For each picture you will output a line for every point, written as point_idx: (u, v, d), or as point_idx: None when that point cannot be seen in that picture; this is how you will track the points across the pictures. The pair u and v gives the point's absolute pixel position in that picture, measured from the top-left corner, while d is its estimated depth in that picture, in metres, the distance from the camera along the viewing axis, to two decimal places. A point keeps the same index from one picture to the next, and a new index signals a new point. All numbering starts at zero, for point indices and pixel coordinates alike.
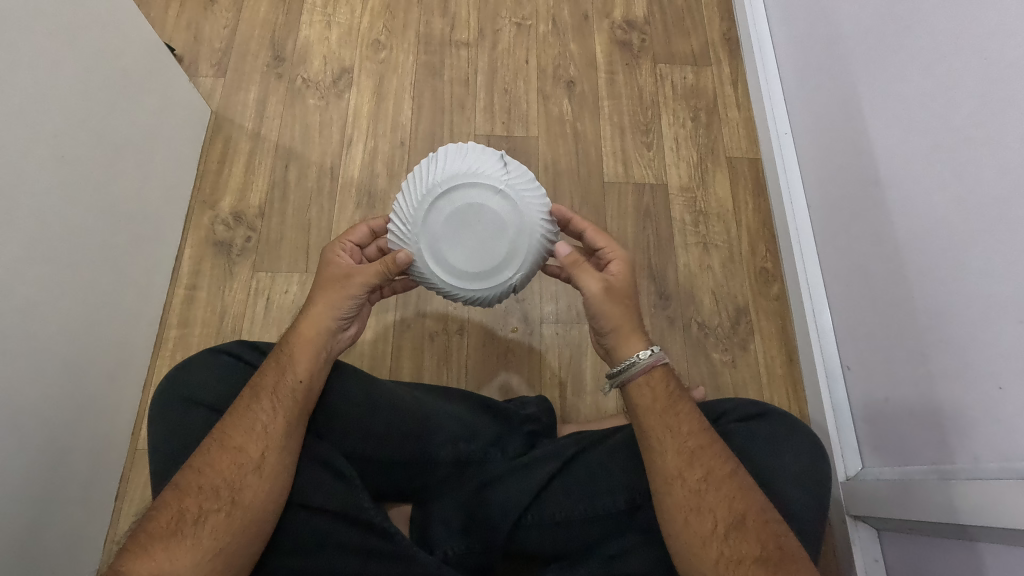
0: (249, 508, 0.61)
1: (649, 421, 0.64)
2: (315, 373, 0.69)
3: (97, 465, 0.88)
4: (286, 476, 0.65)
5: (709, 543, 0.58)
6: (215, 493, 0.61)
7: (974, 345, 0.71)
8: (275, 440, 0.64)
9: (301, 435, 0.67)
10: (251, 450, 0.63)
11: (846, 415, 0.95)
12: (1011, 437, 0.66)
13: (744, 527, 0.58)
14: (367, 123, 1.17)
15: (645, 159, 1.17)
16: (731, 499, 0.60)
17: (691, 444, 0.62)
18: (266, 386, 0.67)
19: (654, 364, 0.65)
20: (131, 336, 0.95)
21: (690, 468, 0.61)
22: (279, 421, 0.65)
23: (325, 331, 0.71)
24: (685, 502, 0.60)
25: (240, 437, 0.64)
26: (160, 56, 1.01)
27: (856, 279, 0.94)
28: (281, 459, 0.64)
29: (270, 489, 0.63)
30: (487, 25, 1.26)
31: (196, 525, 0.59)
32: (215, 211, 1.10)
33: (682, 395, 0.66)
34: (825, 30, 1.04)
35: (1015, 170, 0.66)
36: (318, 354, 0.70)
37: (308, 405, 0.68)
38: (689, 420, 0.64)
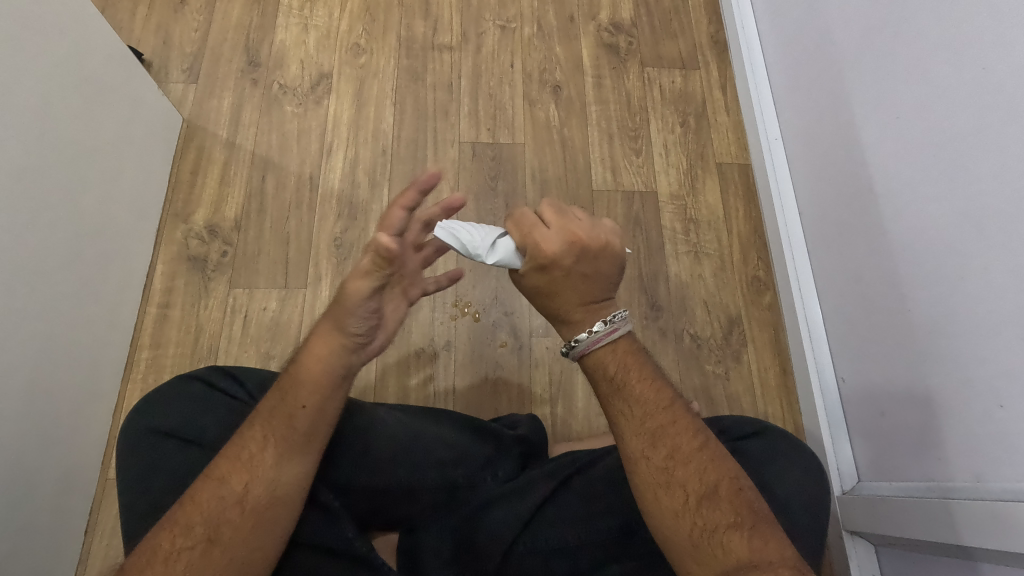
0: (229, 546, 0.54)
1: (604, 407, 0.58)
2: (315, 396, 0.60)
3: (64, 497, 0.83)
4: (274, 510, 0.57)
5: (682, 516, 0.52)
6: (192, 529, 0.54)
7: (976, 360, 0.69)
8: (263, 473, 0.57)
9: (296, 466, 0.59)
10: (234, 481, 0.57)
11: (841, 428, 0.94)
12: (1012, 458, 0.65)
13: (718, 496, 0.53)
14: (348, 130, 1.13)
15: (634, 166, 1.15)
16: (703, 471, 0.54)
17: (652, 422, 0.55)
18: (261, 413, 0.60)
19: (586, 350, 0.57)
20: (99, 358, 0.90)
21: (652, 447, 0.55)
22: (267, 450, 0.58)
23: (335, 351, 0.62)
24: (654, 478, 0.54)
25: (224, 468, 0.57)
26: (126, 63, 0.96)
27: (851, 288, 0.92)
28: (268, 493, 0.57)
29: (254, 527, 0.56)
30: (471, 28, 1.23)
31: (167, 564, 0.52)
32: (189, 224, 1.05)
33: (646, 371, 0.58)
34: (814, 35, 1.02)
35: (1016, 184, 0.64)
36: (325, 375, 0.61)
37: (305, 433, 0.60)
38: (647, 396, 0.56)
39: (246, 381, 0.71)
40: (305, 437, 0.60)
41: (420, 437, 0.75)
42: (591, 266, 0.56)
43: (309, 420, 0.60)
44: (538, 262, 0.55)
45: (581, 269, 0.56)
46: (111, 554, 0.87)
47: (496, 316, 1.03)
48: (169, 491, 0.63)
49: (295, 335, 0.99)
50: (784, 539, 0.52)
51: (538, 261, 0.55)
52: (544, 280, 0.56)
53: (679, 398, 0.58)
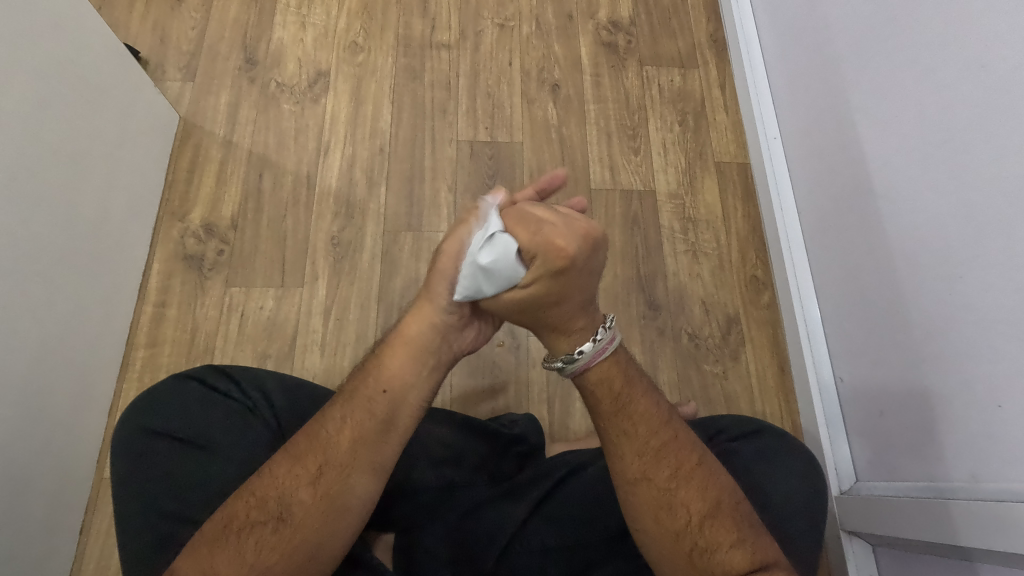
0: (298, 528, 0.53)
1: (604, 425, 0.57)
2: (400, 377, 0.59)
3: (58, 497, 0.83)
4: (346, 498, 0.55)
5: (683, 537, 0.53)
6: (264, 504, 0.54)
7: (974, 360, 0.69)
8: (337, 456, 0.55)
9: (377, 450, 0.57)
10: (308, 461, 0.55)
11: (839, 426, 0.93)
12: (1011, 459, 0.64)
13: (719, 514, 0.54)
14: (346, 129, 1.13)
15: (632, 165, 1.14)
16: (704, 488, 0.54)
17: (654, 441, 0.55)
18: (346, 392, 0.59)
19: (588, 366, 0.57)
20: (95, 357, 0.90)
21: (655, 467, 0.54)
22: (344, 433, 0.56)
23: (427, 334, 0.61)
24: (656, 500, 0.54)
25: (302, 445, 0.56)
26: (123, 62, 0.96)
27: (849, 287, 0.92)
28: (340, 479, 0.55)
29: (324, 513, 0.54)
30: (469, 26, 1.22)
31: (241, 536, 0.52)
32: (185, 223, 1.05)
33: (636, 383, 0.58)
34: (812, 33, 1.02)
35: (1014, 182, 0.64)
36: (413, 360, 0.60)
37: (388, 417, 0.58)
38: (648, 414, 0.56)
39: (241, 379, 0.71)
40: (383, 423, 0.57)
41: (417, 438, 0.75)
42: (591, 265, 0.55)
43: (389, 405, 0.58)
44: (555, 266, 0.53)
45: (587, 272, 0.55)
46: (106, 553, 0.86)
47: None
48: (167, 492, 0.63)
49: (292, 334, 0.98)
50: (779, 554, 0.54)
51: (553, 264, 0.53)
52: (558, 285, 0.55)
53: (676, 415, 0.58)
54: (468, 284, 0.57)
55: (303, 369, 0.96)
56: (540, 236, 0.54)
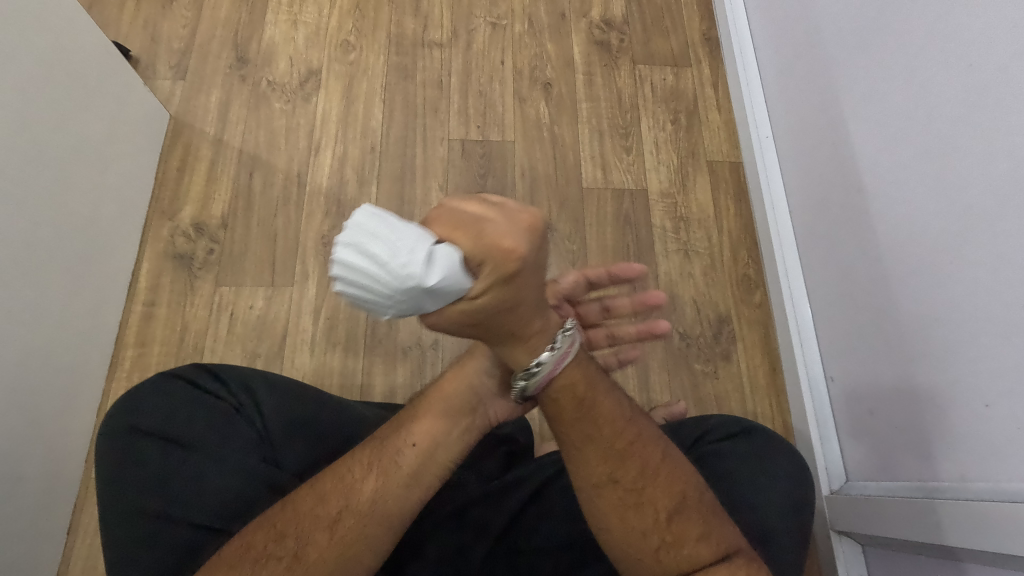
0: (310, 571, 0.53)
1: (566, 429, 0.53)
2: (432, 435, 0.59)
3: (46, 497, 0.82)
4: (360, 546, 0.54)
5: (650, 534, 0.53)
6: (282, 539, 0.53)
7: (963, 360, 0.69)
8: (360, 502, 0.55)
9: (401, 502, 0.57)
10: (330, 503, 0.55)
11: (830, 426, 0.93)
12: (998, 460, 0.64)
13: (687, 509, 0.54)
14: (337, 128, 1.13)
15: (624, 164, 1.14)
16: (670, 484, 0.54)
17: (618, 443, 0.53)
18: (381, 440, 0.59)
19: (550, 375, 0.51)
20: (83, 357, 0.90)
21: (621, 468, 0.53)
22: (370, 480, 0.56)
23: (465, 392, 0.62)
24: (623, 501, 0.53)
25: (327, 485, 0.56)
26: (112, 60, 0.96)
27: (840, 287, 0.92)
28: (357, 527, 0.54)
29: (339, 557, 0.53)
30: (461, 25, 1.22)
31: (255, 567, 0.52)
32: (175, 222, 1.05)
33: (598, 382, 0.54)
34: (804, 32, 1.02)
35: (1001, 182, 0.64)
36: (446, 416, 0.61)
37: (417, 474, 0.58)
38: (612, 415, 0.53)
39: (227, 379, 0.70)
40: (409, 477, 0.57)
41: None
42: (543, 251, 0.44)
43: (417, 461, 0.58)
44: (506, 274, 0.41)
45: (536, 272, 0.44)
46: (94, 552, 0.86)
47: None
48: (148, 490, 0.62)
49: (282, 333, 0.98)
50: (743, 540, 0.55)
51: (504, 271, 0.41)
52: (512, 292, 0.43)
53: (636, 409, 0.56)
54: (403, 303, 0.39)
55: (292, 369, 0.96)
56: (483, 239, 0.40)
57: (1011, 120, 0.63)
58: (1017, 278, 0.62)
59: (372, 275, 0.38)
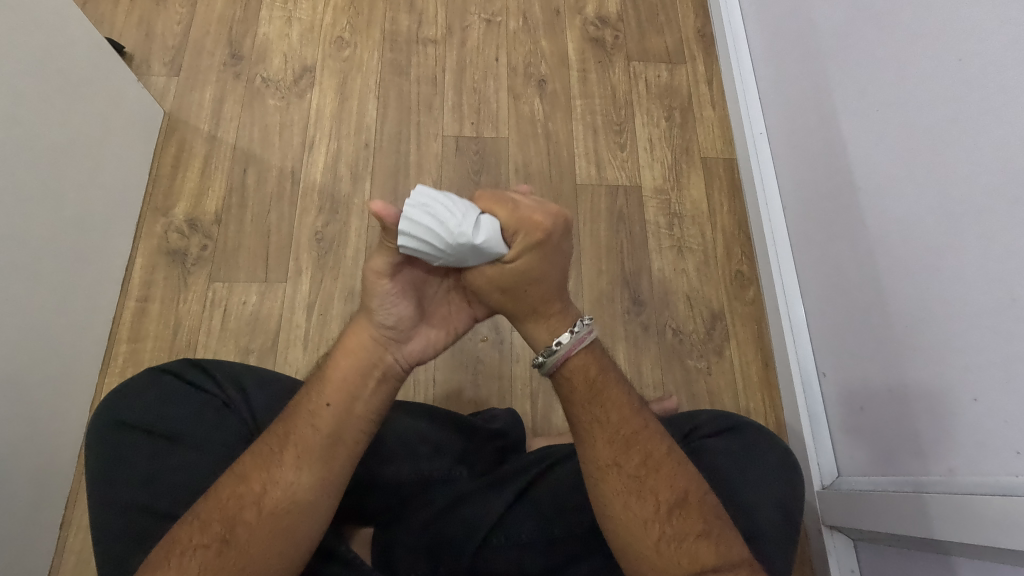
0: (243, 550, 0.53)
1: (575, 413, 0.56)
2: (339, 394, 0.57)
3: (38, 492, 0.83)
4: (294, 516, 0.55)
5: (651, 524, 0.53)
6: (207, 526, 0.53)
7: (952, 354, 0.69)
8: (280, 473, 0.55)
9: (326, 465, 0.57)
10: (254, 480, 0.55)
11: (822, 422, 0.93)
12: (986, 454, 0.65)
13: (688, 504, 0.54)
14: (331, 124, 1.13)
15: (618, 160, 1.14)
16: (673, 477, 0.55)
17: (624, 430, 0.55)
18: (291, 411, 0.58)
19: (566, 356, 0.56)
20: (76, 352, 0.90)
21: (625, 454, 0.55)
22: (288, 450, 0.56)
23: (367, 345, 0.58)
24: (626, 487, 0.54)
25: (248, 465, 0.56)
26: (106, 56, 0.96)
27: (832, 282, 0.92)
28: (287, 497, 0.55)
29: (271, 529, 0.54)
30: (455, 22, 1.22)
31: (182, 559, 0.52)
32: (169, 218, 1.05)
33: (607, 376, 0.57)
34: (798, 27, 1.02)
35: (991, 177, 0.64)
36: (353, 373, 0.58)
37: (333, 434, 0.57)
38: (619, 403, 0.56)
39: (215, 374, 0.70)
40: (329, 438, 0.57)
41: (394, 431, 0.74)
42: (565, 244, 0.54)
43: (333, 421, 0.57)
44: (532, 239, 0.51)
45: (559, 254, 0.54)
46: (86, 547, 0.86)
47: None
48: (137, 483, 0.62)
49: (275, 329, 0.98)
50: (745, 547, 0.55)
51: (531, 235, 0.51)
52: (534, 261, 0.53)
53: (644, 404, 0.58)
54: (450, 256, 0.51)
55: (285, 364, 0.96)
56: (517, 213, 0.51)
57: (999, 115, 0.63)
58: (1005, 272, 0.62)
59: (431, 233, 0.50)
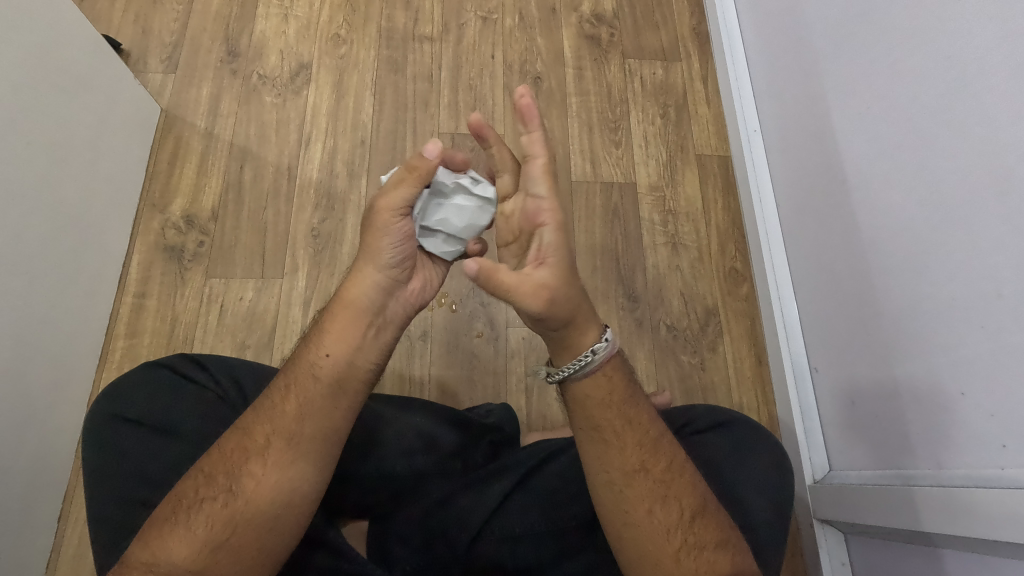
0: (248, 501, 0.55)
1: (605, 418, 0.58)
2: (342, 344, 0.59)
3: (36, 486, 0.83)
4: (299, 465, 0.57)
5: (673, 530, 0.56)
6: (213, 480, 0.55)
7: (939, 348, 0.70)
8: (284, 425, 0.57)
9: (326, 415, 0.58)
10: (256, 434, 0.57)
11: (814, 415, 0.94)
12: (973, 447, 0.65)
13: (707, 514, 0.57)
14: (327, 121, 1.13)
15: (613, 157, 1.15)
16: (694, 487, 0.58)
17: (652, 435, 0.58)
18: (292, 364, 0.60)
19: (604, 362, 0.59)
20: (74, 348, 0.90)
21: (653, 459, 0.58)
22: (292, 402, 0.58)
23: (373, 292, 0.60)
24: (652, 491, 0.57)
25: (250, 419, 0.58)
26: (103, 54, 0.96)
27: (823, 276, 0.93)
28: (291, 449, 0.56)
29: (278, 479, 0.56)
30: (452, 19, 1.23)
31: (190, 512, 0.54)
32: (166, 214, 1.05)
33: (633, 389, 0.61)
34: (791, 25, 1.02)
35: (979, 173, 0.64)
36: (355, 322, 0.60)
37: (334, 384, 0.59)
38: (646, 412, 0.60)
39: (212, 368, 0.71)
40: (331, 388, 0.58)
41: (388, 424, 0.75)
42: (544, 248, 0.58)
43: (333, 371, 0.59)
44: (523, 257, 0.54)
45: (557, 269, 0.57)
46: (83, 541, 0.87)
47: (473, 307, 1.04)
48: (134, 476, 0.63)
49: (271, 325, 0.99)
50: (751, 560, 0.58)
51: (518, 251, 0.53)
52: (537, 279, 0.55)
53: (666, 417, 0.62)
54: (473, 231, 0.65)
55: (282, 360, 0.97)
56: None
57: (986, 112, 0.64)
58: (993, 268, 0.63)
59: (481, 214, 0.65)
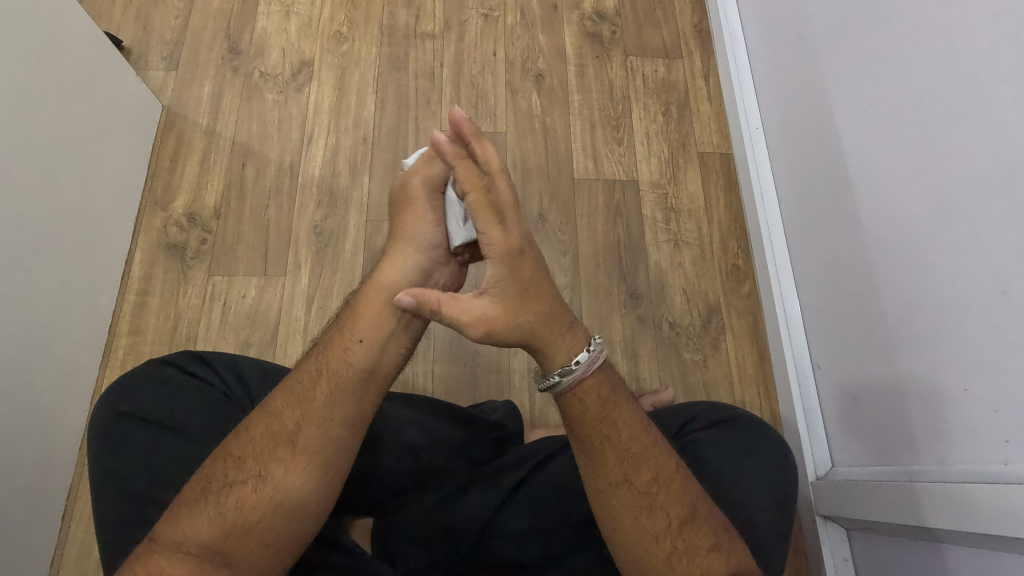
0: (277, 485, 0.55)
1: (585, 434, 0.57)
2: (376, 328, 0.60)
3: (40, 483, 0.83)
4: (328, 452, 0.57)
5: (662, 539, 0.55)
6: (244, 463, 0.56)
7: (941, 343, 0.70)
8: (315, 410, 0.57)
9: (356, 401, 0.59)
10: (287, 418, 0.57)
11: (816, 411, 0.94)
12: (976, 443, 0.66)
13: (697, 520, 0.56)
14: (329, 119, 1.13)
15: (615, 155, 1.15)
16: (682, 494, 0.57)
17: (634, 448, 0.56)
18: (323, 347, 0.61)
19: (581, 377, 0.57)
20: (77, 346, 0.90)
21: (636, 472, 0.56)
22: (323, 387, 0.58)
23: (410, 277, 0.63)
24: (636, 503, 0.56)
25: (280, 403, 0.58)
26: (105, 52, 0.96)
27: (826, 270, 0.93)
28: (320, 434, 0.57)
29: (308, 465, 0.56)
30: (453, 16, 1.22)
31: (220, 494, 0.54)
32: (168, 212, 1.05)
33: (616, 398, 0.58)
34: (793, 22, 1.02)
35: (981, 171, 0.65)
36: (391, 305, 0.61)
37: (366, 369, 0.59)
38: (629, 421, 0.57)
39: (219, 366, 0.71)
40: (363, 373, 0.59)
41: (393, 421, 0.75)
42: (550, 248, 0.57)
43: (367, 355, 0.59)
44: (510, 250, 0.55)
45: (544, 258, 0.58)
46: (88, 538, 0.87)
47: None
48: (141, 473, 0.63)
49: (274, 322, 0.99)
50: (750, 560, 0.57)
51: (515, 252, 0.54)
52: (525, 272, 0.56)
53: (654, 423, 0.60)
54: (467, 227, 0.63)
55: (285, 358, 0.97)
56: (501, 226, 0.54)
57: (989, 109, 0.64)
58: (995, 265, 0.63)
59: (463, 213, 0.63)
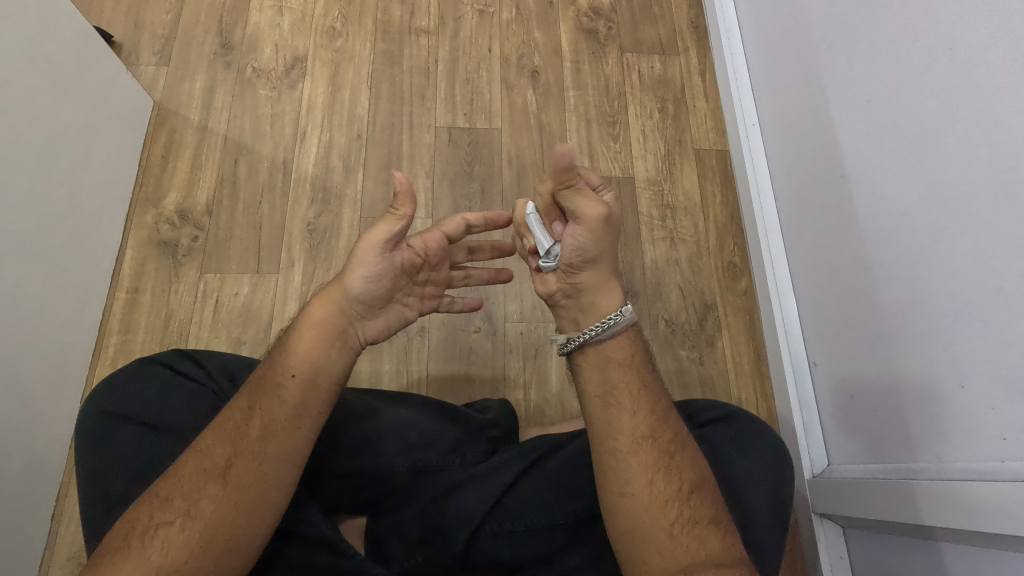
0: (207, 523, 0.53)
1: (620, 381, 0.60)
2: (308, 362, 0.60)
3: (29, 483, 0.82)
4: (259, 486, 0.56)
5: (670, 503, 0.55)
6: (170, 503, 0.54)
7: (939, 341, 0.70)
8: (247, 446, 0.56)
9: (289, 435, 0.58)
10: (217, 454, 0.56)
11: (813, 410, 0.94)
12: (973, 437, 0.65)
13: (704, 490, 0.57)
14: (322, 115, 1.12)
15: (611, 152, 1.14)
16: (695, 461, 0.58)
17: (660, 403, 0.60)
18: (257, 381, 0.60)
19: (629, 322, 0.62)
20: (67, 343, 0.89)
21: (661, 427, 0.58)
22: (257, 421, 0.58)
23: (336, 315, 0.62)
24: (656, 458, 0.57)
25: (210, 440, 0.57)
26: (95, 46, 0.95)
27: (822, 271, 0.93)
28: (254, 468, 0.56)
29: (240, 500, 0.54)
30: (448, 13, 1.22)
31: (145, 539, 0.52)
32: (159, 209, 1.04)
33: (647, 359, 0.63)
34: (790, 17, 1.02)
35: (977, 167, 0.64)
36: (322, 342, 0.61)
37: (298, 404, 0.59)
38: (654, 383, 0.61)
39: (208, 366, 0.70)
40: (294, 409, 0.59)
41: (386, 420, 0.74)
42: None
43: (298, 390, 0.59)
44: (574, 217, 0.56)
45: None
46: (78, 539, 0.86)
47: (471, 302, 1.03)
48: (129, 472, 0.63)
49: (267, 320, 0.98)
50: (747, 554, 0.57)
51: None
52: None
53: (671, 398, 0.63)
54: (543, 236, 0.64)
55: None
56: None
57: (987, 102, 0.63)
58: (994, 262, 0.62)
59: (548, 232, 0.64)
